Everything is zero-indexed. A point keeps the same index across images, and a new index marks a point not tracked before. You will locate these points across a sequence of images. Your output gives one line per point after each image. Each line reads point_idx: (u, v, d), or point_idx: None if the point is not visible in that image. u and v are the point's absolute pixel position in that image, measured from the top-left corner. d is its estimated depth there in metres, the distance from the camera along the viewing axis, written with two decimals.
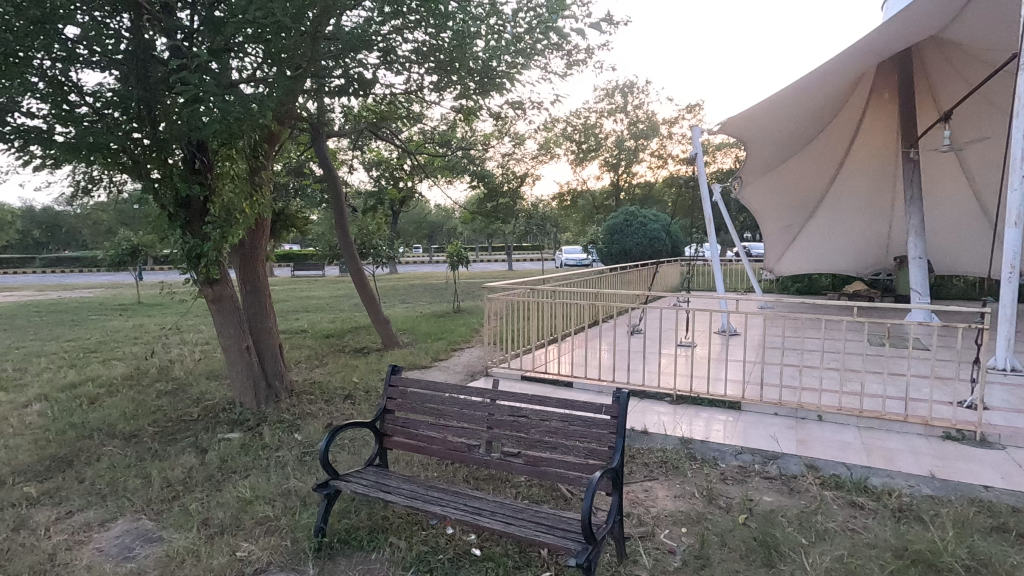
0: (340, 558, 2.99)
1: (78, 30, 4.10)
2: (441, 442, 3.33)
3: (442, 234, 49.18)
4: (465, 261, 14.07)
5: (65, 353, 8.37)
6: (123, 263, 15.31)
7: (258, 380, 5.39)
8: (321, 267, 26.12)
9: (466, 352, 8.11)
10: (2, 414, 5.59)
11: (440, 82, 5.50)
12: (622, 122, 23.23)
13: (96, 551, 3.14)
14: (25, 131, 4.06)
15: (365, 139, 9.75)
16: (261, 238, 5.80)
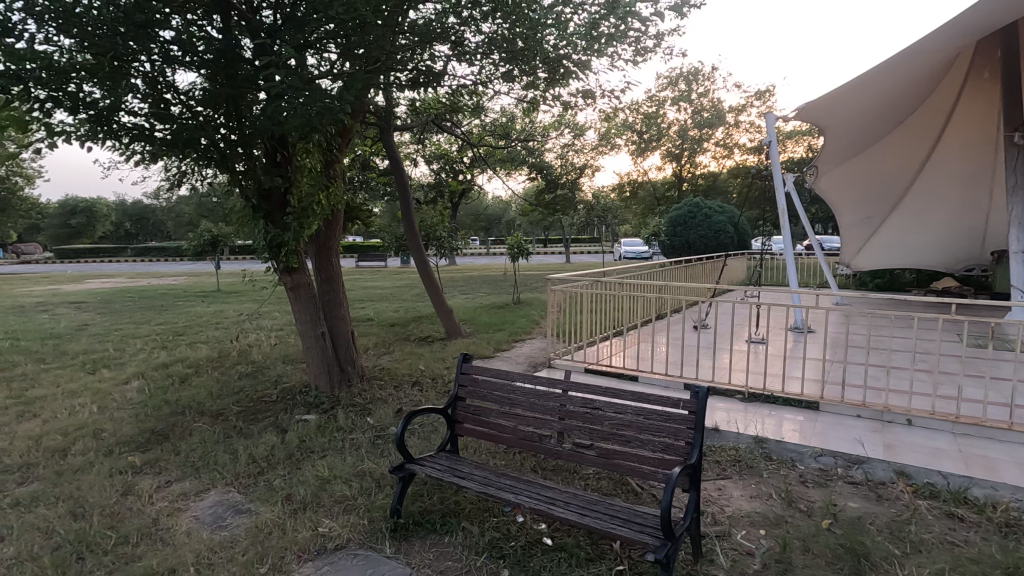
0: (415, 539, 3.08)
1: (175, 33, 4.36)
2: (513, 431, 3.35)
3: (499, 227, 49.47)
4: (526, 253, 14.08)
5: (158, 335, 9.06)
6: (204, 253, 16.33)
7: (331, 365, 5.60)
8: (384, 258, 26.91)
9: (529, 343, 8.13)
10: (106, 389, 6.12)
11: (508, 75, 5.53)
12: (685, 110, 22.52)
13: (193, 519, 3.37)
14: (129, 129, 4.38)
15: (428, 132, 9.90)
16: (335, 229, 6.04)
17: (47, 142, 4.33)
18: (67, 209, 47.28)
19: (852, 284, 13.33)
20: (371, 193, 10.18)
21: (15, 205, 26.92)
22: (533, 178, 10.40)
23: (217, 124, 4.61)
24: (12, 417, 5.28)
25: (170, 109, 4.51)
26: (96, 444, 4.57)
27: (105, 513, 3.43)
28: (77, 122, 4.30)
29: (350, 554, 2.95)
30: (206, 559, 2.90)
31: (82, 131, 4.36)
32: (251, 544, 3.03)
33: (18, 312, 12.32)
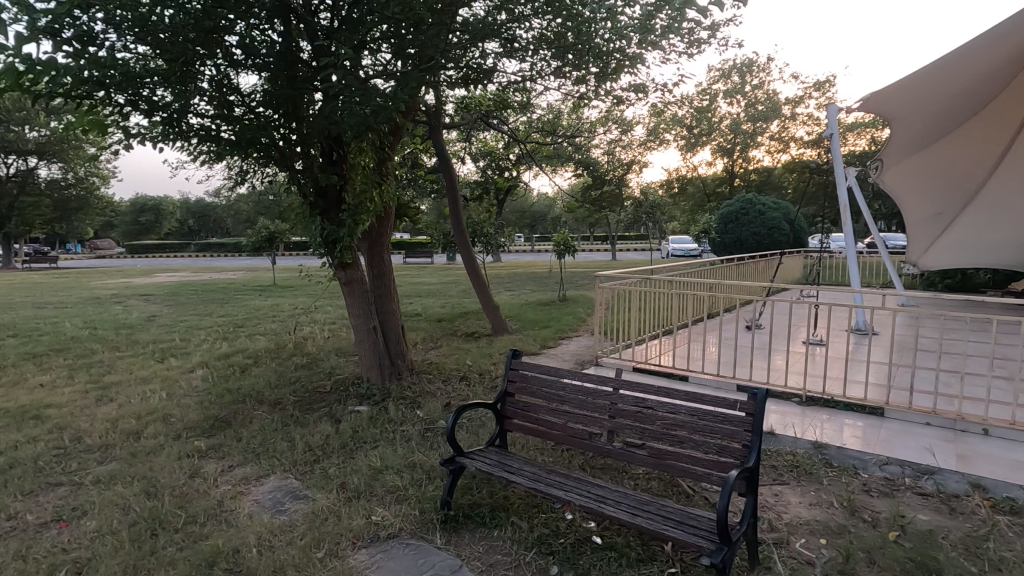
0: (464, 531, 3.12)
1: (239, 37, 4.56)
2: (562, 428, 3.34)
3: (544, 224, 49.35)
4: (571, 250, 13.98)
5: (219, 327, 9.52)
6: (262, 248, 17.05)
7: (382, 359, 5.73)
8: (431, 254, 27.30)
9: (575, 341, 8.09)
10: (174, 377, 6.48)
11: (558, 71, 5.51)
12: (738, 103, 21.84)
13: (254, 503, 3.53)
14: (197, 131, 4.61)
15: (476, 129, 9.99)
16: (387, 226, 6.17)
17: (124, 143, 4.61)
18: (138, 207, 50.35)
19: (919, 284, 12.60)
20: (419, 191, 10.36)
21: (92, 204, 28.84)
22: (579, 175, 10.33)
23: (278, 124, 4.79)
24: (92, 400, 5.67)
25: (234, 111, 4.72)
26: (166, 428, 4.85)
27: (175, 493, 3.63)
28: (150, 124, 4.57)
29: (402, 543, 3.02)
30: (267, 541, 3.02)
31: (155, 132, 4.62)
32: (308, 529, 3.14)
33: (94, 303, 13.20)
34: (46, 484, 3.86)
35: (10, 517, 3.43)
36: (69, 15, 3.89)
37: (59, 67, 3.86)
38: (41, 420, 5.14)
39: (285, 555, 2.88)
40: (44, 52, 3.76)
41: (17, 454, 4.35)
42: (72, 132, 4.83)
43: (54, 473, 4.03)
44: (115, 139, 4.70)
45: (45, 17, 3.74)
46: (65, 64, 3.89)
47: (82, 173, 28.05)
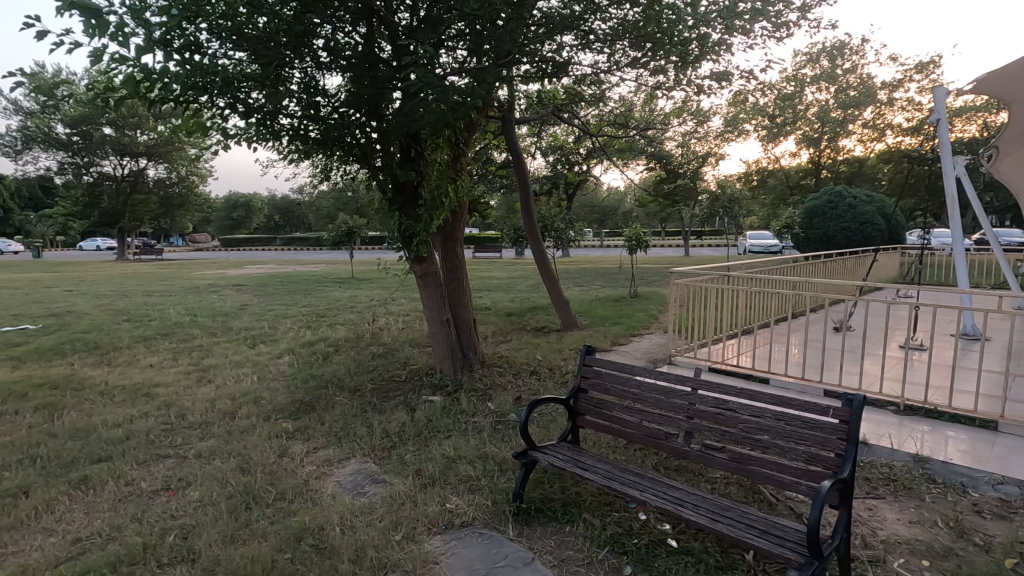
0: (536, 525, 3.13)
1: (325, 40, 4.77)
2: (636, 427, 3.27)
3: (613, 219, 48.52)
4: (643, 246, 13.65)
5: (303, 316, 10.09)
6: (341, 243, 17.88)
7: (455, 351, 5.84)
8: (499, 249, 27.51)
9: (647, 338, 7.90)
10: (263, 362, 6.94)
11: (635, 63, 5.38)
12: (827, 90, 20.48)
13: (336, 484, 3.71)
14: (287, 131, 4.87)
15: (548, 123, 9.96)
16: (460, 222, 6.29)
17: (223, 144, 4.95)
18: (231, 203, 54.27)
19: None
20: (490, 186, 10.47)
21: (193, 201, 31.31)
22: (652, 168, 10.07)
23: (361, 122, 4.98)
24: (193, 381, 6.17)
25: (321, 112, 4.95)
26: (257, 409, 5.20)
27: (266, 470, 3.89)
28: (246, 126, 4.87)
29: (475, 532, 3.07)
30: (349, 521, 3.17)
31: (251, 133, 4.93)
32: (387, 512, 3.27)
33: (194, 292, 14.36)
34: (156, 456, 4.24)
35: (127, 483, 3.80)
36: (178, 27, 4.21)
37: (169, 74, 4.19)
38: (151, 397, 5.66)
39: (365, 536, 3.00)
40: (157, 62, 4.10)
41: (132, 426, 4.82)
42: (178, 134, 5.24)
43: (162, 446, 4.42)
44: (215, 140, 5.05)
45: (159, 29, 4.08)
46: (175, 72, 4.22)
47: (184, 172, 30.53)
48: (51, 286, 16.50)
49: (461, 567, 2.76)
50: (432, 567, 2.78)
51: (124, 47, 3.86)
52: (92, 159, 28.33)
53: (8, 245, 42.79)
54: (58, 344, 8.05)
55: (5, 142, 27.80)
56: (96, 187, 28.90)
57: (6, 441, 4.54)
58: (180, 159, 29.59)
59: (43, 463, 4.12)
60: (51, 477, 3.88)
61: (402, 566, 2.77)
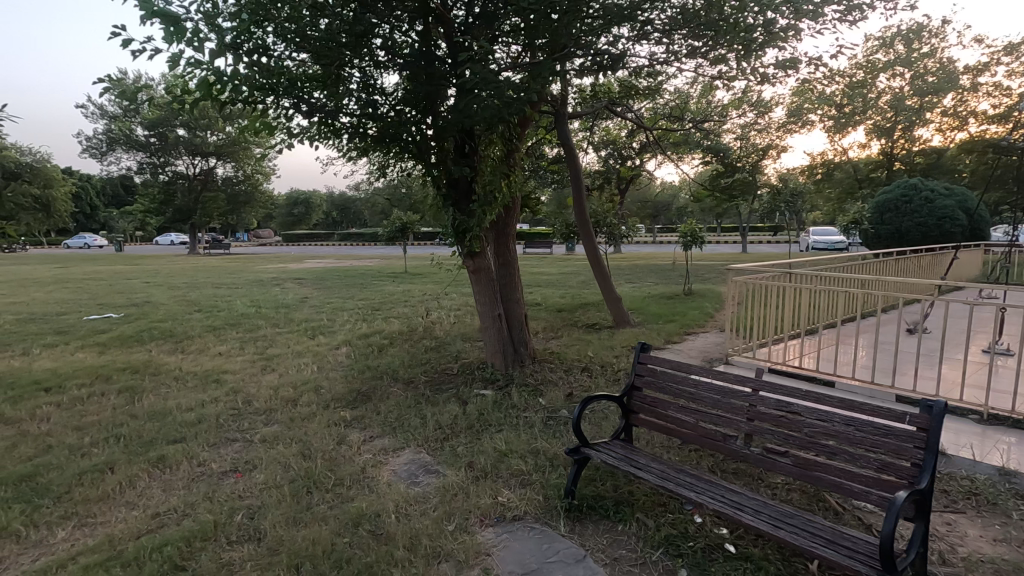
0: (588, 522, 3.10)
1: (383, 39, 4.88)
2: (692, 427, 3.18)
3: (667, 214, 47.39)
4: (699, 242, 13.27)
5: (359, 309, 10.42)
6: (395, 238, 18.32)
7: (506, 345, 5.87)
8: (550, 244, 27.41)
9: (702, 337, 7.68)
10: (323, 353, 7.21)
11: (694, 53, 5.21)
12: (901, 77, 19.25)
13: (391, 472, 3.82)
14: (347, 129, 5.03)
15: (601, 118, 9.83)
16: (512, 217, 6.30)
17: (288, 143, 5.16)
18: (292, 200, 56.63)
19: None
20: (542, 181, 10.46)
21: (258, 198, 32.87)
22: (708, 162, 9.78)
23: (417, 120, 5.06)
24: (259, 369, 6.49)
25: (379, 110, 5.07)
26: (317, 398, 5.41)
27: (325, 457, 4.04)
28: (309, 125, 5.05)
29: (527, 526, 3.08)
30: (404, 509, 3.25)
31: (313, 132, 5.12)
32: (440, 502, 3.33)
33: (259, 284, 15.10)
34: (225, 439, 4.49)
35: (200, 464, 4.05)
36: (248, 32, 4.41)
37: (239, 77, 4.40)
38: (221, 383, 5.99)
39: (419, 525, 3.06)
40: (229, 65, 4.30)
41: (204, 410, 5.12)
42: (245, 134, 5.50)
43: (231, 430, 4.68)
44: (280, 139, 5.27)
45: (231, 34, 4.28)
46: (245, 74, 4.43)
47: (250, 171, 32.08)
48: (133, 278, 17.76)
49: (512, 561, 2.78)
50: (484, 558, 2.81)
51: (198, 51, 4.08)
52: (168, 159, 30.24)
53: (95, 240, 46.34)
54: (138, 332, 8.65)
55: (93, 145, 30.07)
56: (171, 186, 30.82)
57: (95, 420, 4.92)
58: (246, 158, 31.11)
59: (126, 442, 4.44)
60: (133, 455, 4.17)
61: (455, 556, 2.81)
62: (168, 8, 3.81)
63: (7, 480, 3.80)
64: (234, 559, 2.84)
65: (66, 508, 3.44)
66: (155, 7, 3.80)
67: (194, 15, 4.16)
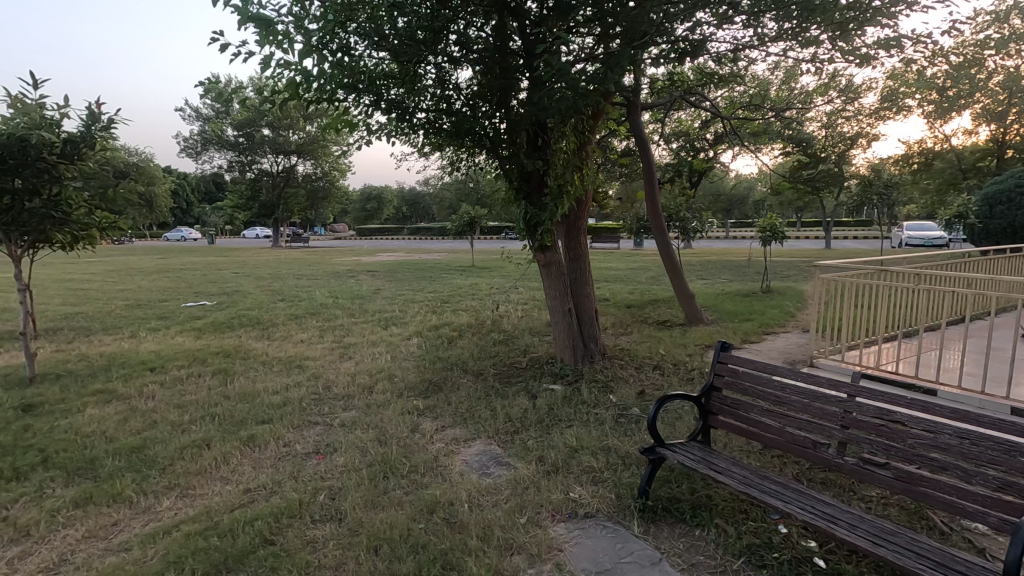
0: (663, 524, 3.01)
1: (459, 34, 4.95)
2: (777, 432, 3.00)
3: (742, 207, 45.20)
4: (779, 237, 12.53)
5: (429, 301, 10.66)
6: (463, 232, 18.63)
7: (576, 340, 5.81)
8: (618, 239, 26.81)
9: (783, 337, 7.29)
10: (396, 343, 7.45)
11: (782, 35, 4.91)
12: (1018, 54, 17.27)
13: (463, 462, 3.87)
14: (423, 125, 5.14)
15: (675, 108, 9.47)
16: (584, 211, 6.20)
17: (367, 139, 5.34)
18: (365, 195, 59.08)
19: None
20: (611, 173, 10.26)
21: (335, 193, 34.31)
22: (790, 152, 9.21)
23: (490, 114, 5.10)
24: (337, 357, 6.79)
25: (453, 105, 5.16)
26: (392, 386, 5.60)
27: (400, 443, 4.17)
28: (386, 122, 5.20)
29: (599, 524, 3.04)
30: (477, 500, 3.29)
31: (390, 128, 5.27)
32: (512, 494, 3.34)
33: (335, 276, 15.75)
34: (308, 422, 4.73)
35: (286, 444, 4.28)
36: (333, 32, 4.57)
37: (324, 76, 4.57)
38: (303, 369, 6.32)
39: (492, 515, 3.09)
40: (314, 65, 4.48)
41: (289, 394, 5.42)
42: (326, 133, 5.73)
43: (313, 413, 4.92)
44: (359, 136, 5.45)
45: (317, 35, 4.45)
46: (329, 74, 4.59)
47: (327, 168, 33.61)
48: (223, 268, 19.10)
49: (585, 557, 2.74)
50: (556, 554, 2.78)
51: (288, 52, 4.27)
52: (254, 158, 32.19)
53: (190, 233, 50.46)
54: (229, 319, 9.29)
55: (189, 146, 32.40)
56: (257, 183, 32.79)
57: (193, 399, 5.33)
58: (324, 155, 32.57)
59: (220, 421, 4.76)
60: (228, 433, 4.49)
61: (528, 549, 2.81)
62: (262, 13, 4.03)
63: (120, 451, 4.18)
64: (318, 538, 2.98)
65: (169, 480, 3.74)
66: (250, 12, 4.03)
67: (284, 18, 4.37)
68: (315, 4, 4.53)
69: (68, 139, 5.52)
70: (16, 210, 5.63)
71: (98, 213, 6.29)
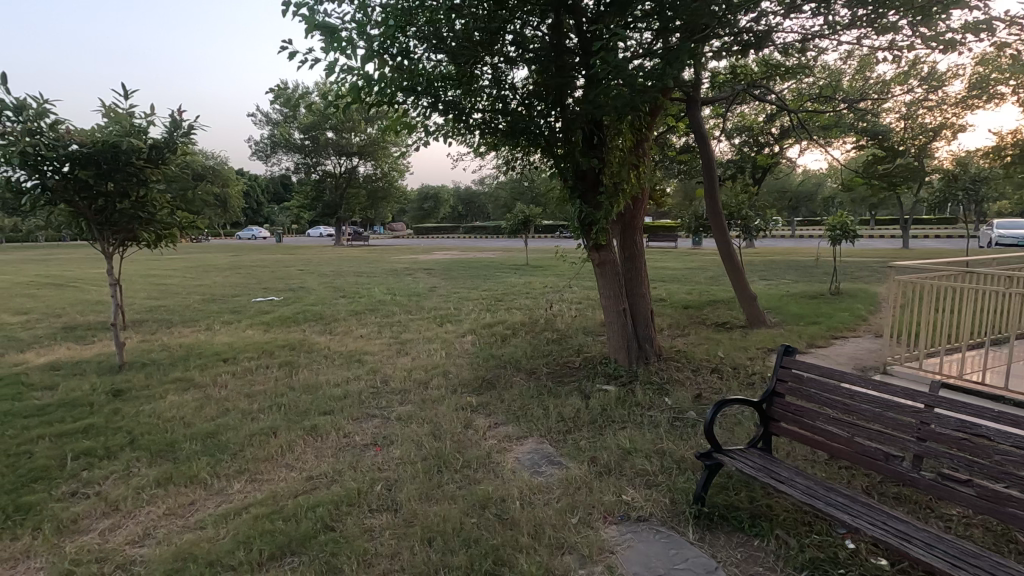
0: (720, 532, 2.92)
1: (514, 34, 4.97)
2: (845, 442, 2.85)
3: (810, 204, 42.97)
4: (851, 236, 11.83)
5: (483, 299, 10.78)
6: (517, 231, 18.72)
7: (630, 341, 5.72)
8: (676, 238, 26.08)
9: (852, 342, 6.90)
10: (451, 340, 7.58)
11: (856, 22, 4.66)
12: None
13: (515, 460, 3.90)
14: (479, 125, 5.20)
15: (737, 102, 9.11)
16: (640, 209, 6.08)
17: (425, 140, 5.46)
18: (422, 195, 60.48)
19: None
20: (669, 170, 10.01)
21: (394, 193, 35.23)
22: (863, 146, 8.67)
23: (546, 113, 5.10)
24: (394, 353, 6.98)
25: (509, 105, 5.19)
26: (447, 382, 5.71)
27: (454, 439, 4.24)
28: (443, 123, 5.30)
29: (652, 529, 2.98)
30: (529, 497, 3.31)
31: (447, 129, 5.37)
32: (564, 494, 3.34)
33: (392, 274, 16.19)
34: (366, 415, 4.90)
35: (345, 435, 4.46)
36: (393, 36, 4.69)
37: (384, 80, 4.71)
38: (362, 364, 6.55)
39: (543, 513, 3.11)
40: (375, 70, 4.62)
41: (349, 387, 5.64)
42: (386, 135, 5.90)
43: (372, 407, 5.10)
44: (417, 137, 5.59)
45: (378, 40, 4.59)
46: (389, 78, 4.73)
47: (387, 168, 34.57)
48: (290, 265, 20.04)
49: (637, 562, 2.70)
50: (608, 556, 2.76)
51: (351, 57, 4.42)
52: (318, 160, 33.55)
53: (260, 233, 53.34)
54: (295, 314, 9.74)
55: (260, 149, 34.17)
56: (321, 184, 34.17)
57: (261, 390, 5.63)
58: (383, 156, 33.53)
59: (285, 411, 5.02)
60: (293, 422, 4.72)
61: (579, 549, 2.80)
62: (327, 21, 4.20)
63: (197, 435, 4.48)
64: (374, 527, 3.08)
65: (240, 464, 3.97)
66: (316, 20, 4.21)
67: (348, 25, 4.54)
68: (376, 10, 4.68)
69: (154, 145, 5.95)
70: (109, 211, 6.17)
71: (179, 214, 6.74)
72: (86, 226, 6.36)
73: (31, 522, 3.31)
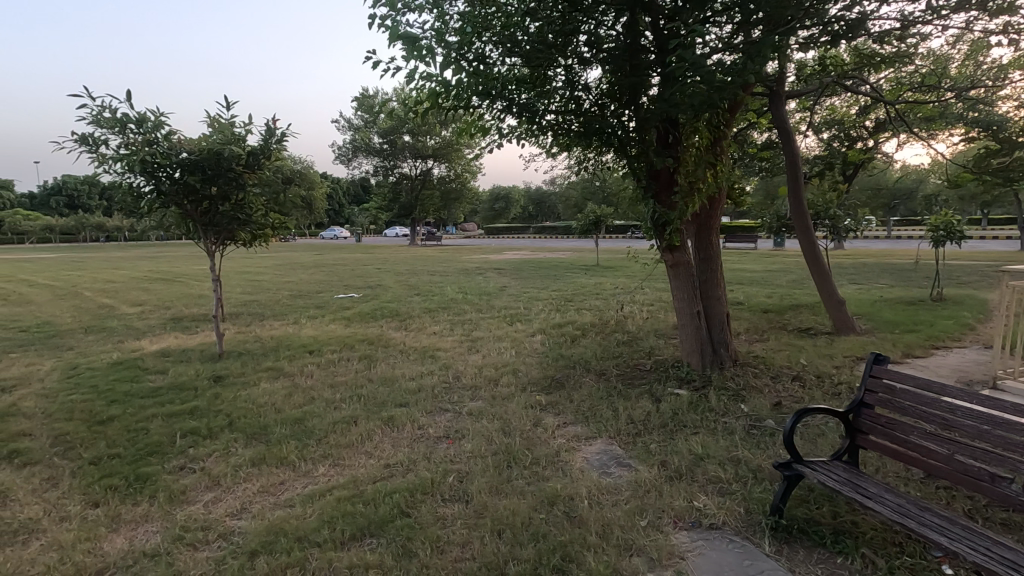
0: (799, 546, 2.80)
1: (588, 34, 4.97)
2: (944, 460, 2.64)
3: (910, 202, 39.54)
4: (957, 237, 10.80)
5: (553, 300, 10.80)
6: (588, 231, 18.58)
7: (704, 344, 5.57)
8: (756, 238, 24.89)
9: (956, 353, 6.31)
10: (520, 339, 7.67)
11: (965, 4, 4.28)
12: None
13: (584, 459, 3.92)
14: (552, 125, 5.24)
15: (827, 94, 8.57)
16: (717, 208, 5.88)
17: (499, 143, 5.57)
18: (494, 195, 61.36)
19: None
20: (749, 168, 9.59)
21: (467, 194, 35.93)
22: (973, 138, 7.89)
23: (619, 112, 5.07)
24: (465, 350, 7.17)
25: (582, 105, 5.21)
26: (516, 380, 5.81)
27: (523, 436, 4.31)
28: (517, 125, 5.40)
29: (725, 537, 2.90)
30: (596, 497, 3.32)
31: (520, 131, 5.46)
32: (632, 496, 3.32)
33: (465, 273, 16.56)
34: (439, 408, 5.07)
35: (420, 427, 4.65)
36: (470, 42, 4.84)
37: (461, 85, 4.85)
38: (435, 359, 6.78)
39: (611, 514, 3.11)
40: (452, 75, 4.78)
41: (423, 381, 5.85)
42: (460, 138, 6.07)
43: (444, 401, 5.27)
44: (491, 140, 5.71)
45: (455, 47, 4.75)
46: (466, 83, 4.87)
47: (460, 170, 35.33)
48: (368, 264, 20.98)
49: (709, 569, 2.65)
50: (678, 561, 2.72)
51: (430, 64, 4.60)
52: (396, 162, 34.86)
53: (341, 233, 56.17)
54: (373, 310, 10.21)
55: (342, 154, 35.99)
56: (398, 186, 35.48)
57: (342, 381, 5.98)
58: (457, 157, 34.33)
59: (364, 401, 5.30)
60: (371, 413, 4.97)
61: (648, 552, 2.79)
62: (409, 31, 4.39)
63: (286, 421, 4.84)
64: (446, 515, 3.21)
65: (325, 449, 4.26)
66: (399, 31, 4.41)
67: (428, 33, 4.73)
68: (454, 18, 4.86)
69: (251, 152, 6.44)
70: (213, 212, 6.77)
71: (271, 215, 7.27)
72: (192, 226, 7.00)
73: (148, 490, 3.71)
